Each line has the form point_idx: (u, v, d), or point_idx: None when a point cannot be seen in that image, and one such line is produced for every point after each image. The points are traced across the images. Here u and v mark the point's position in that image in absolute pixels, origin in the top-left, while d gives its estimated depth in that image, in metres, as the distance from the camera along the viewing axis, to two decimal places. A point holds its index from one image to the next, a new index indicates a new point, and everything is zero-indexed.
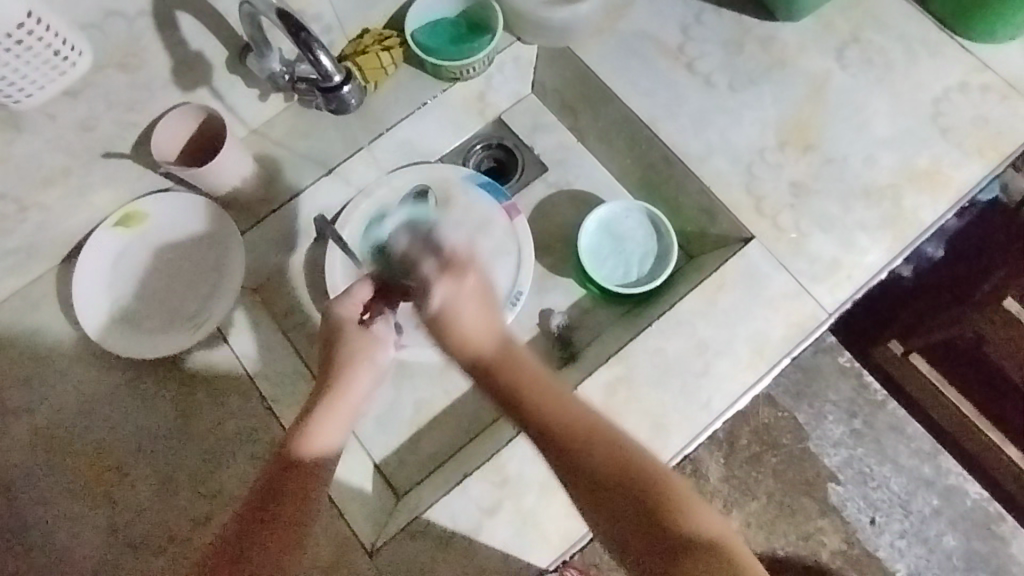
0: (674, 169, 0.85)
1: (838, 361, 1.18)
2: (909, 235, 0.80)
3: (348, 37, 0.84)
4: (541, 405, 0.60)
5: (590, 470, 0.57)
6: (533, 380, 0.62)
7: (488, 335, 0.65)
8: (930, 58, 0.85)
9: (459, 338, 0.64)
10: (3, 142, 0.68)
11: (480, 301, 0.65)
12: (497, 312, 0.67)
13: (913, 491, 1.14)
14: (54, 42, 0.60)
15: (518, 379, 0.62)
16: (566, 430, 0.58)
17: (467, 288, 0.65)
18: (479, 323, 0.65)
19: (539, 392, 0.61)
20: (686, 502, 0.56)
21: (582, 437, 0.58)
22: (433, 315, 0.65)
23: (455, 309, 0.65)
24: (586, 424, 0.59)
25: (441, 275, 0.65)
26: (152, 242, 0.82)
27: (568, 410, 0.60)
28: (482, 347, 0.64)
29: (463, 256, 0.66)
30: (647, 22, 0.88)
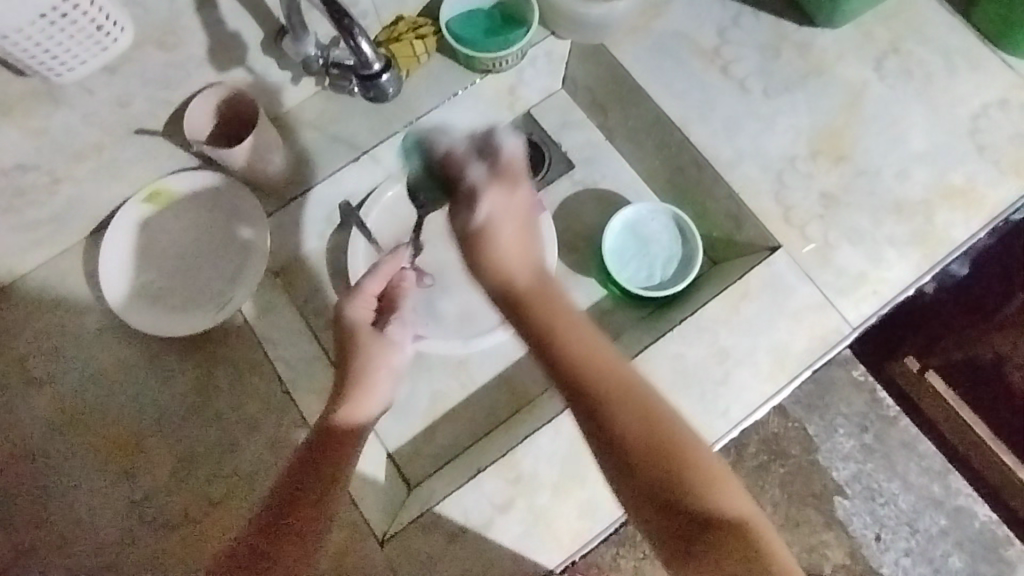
0: (704, 174, 0.84)
1: (852, 374, 1.18)
2: (939, 253, 0.79)
3: (382, 23, 0.83)
4: (574, 346, 0.57)
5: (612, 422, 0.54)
6: (571, 323, 0.58)
7: (525, 266, 0.61)
8: (971, 72, 0.84)
9: (494, 256, 0.61)
10: (39, 115, 0.68)
11: (520, 226, 0.62)
12: (535, 240, 0.64)
13: (920, 509, 1.14)
14: (98, 17, 0.60)
15: (551, 317, 0.58)
16: (594, 380, 0.55)
17: (514, 204, 0.62)
18: (515, 247, 0.61)
19: (572, 333, 0.57)
20: (712, 474, 0.54)
21: (608, 387, 0.55)
22: (473, 227, 0.62)
23: (496, 229, 0.62)
24: (618, 377, 0.56)
25: (490, 181, 0.62)
26: (178, 220, 0.83)
27: (601, 357, 0.56)
28: (515, 275, 0.61)
29: (516, 169, 0.63)
30: (683, 22, 0.87)
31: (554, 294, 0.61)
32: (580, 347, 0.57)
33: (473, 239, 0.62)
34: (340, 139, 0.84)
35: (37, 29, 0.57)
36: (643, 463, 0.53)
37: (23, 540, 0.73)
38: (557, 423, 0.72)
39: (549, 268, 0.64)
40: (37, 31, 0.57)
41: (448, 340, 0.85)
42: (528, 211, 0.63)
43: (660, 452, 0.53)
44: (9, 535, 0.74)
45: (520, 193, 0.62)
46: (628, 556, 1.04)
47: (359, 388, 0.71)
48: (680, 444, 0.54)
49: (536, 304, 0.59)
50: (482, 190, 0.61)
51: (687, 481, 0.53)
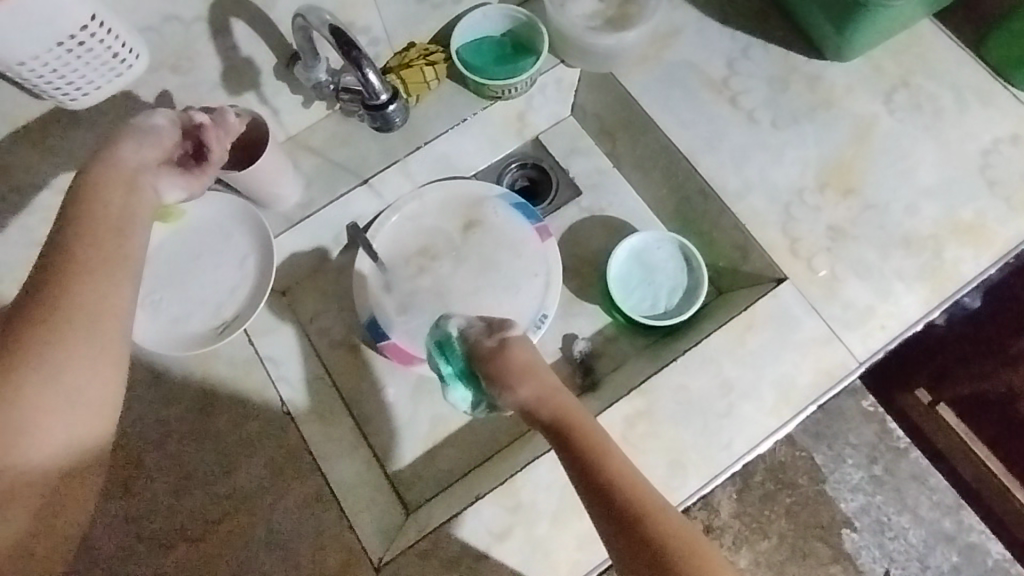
0: (710, 204, 0.84)
1: (862, 405, 1.16)
2: (949, 289, 0.78)
3: (394, 50, 0.85)
4: (608, 462, 0.56)
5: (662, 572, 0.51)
6: (617, 468, 0.56)
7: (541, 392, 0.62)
8: (982, 107, 0.83)
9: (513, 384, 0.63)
10: (54, 135, 0.69)
11: (534, 364, 0.64)
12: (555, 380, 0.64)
13: (932, 546, 1.12)
14: (113, 45, 0.61)
15: (582, 436, 0.58)
16: (647, 537, 0.52)
17: (521, 349, 0.65)
18: (534, 379, 0.63)
19: (607, 454, 0.57)
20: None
21: (648, 541, 0.52)
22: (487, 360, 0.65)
23: (508, 358, 0.64)
24: (669, 530, 0.53)
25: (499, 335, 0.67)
26: (189, 234, 0.84)
27: (631, 475, 0.56)
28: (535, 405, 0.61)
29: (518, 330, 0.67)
30: (692, 53, 0.87)
31: (598, 436, 0.58)
32: (629, 495, 0.54)
33: (490, 375, 0.64)
34: (349, 162, 0.86)
35: (54, 58, 0.58)
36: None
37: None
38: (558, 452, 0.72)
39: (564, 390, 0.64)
40: (54, 58, 0.58)
41: None
42: (535, 359, 0.65)
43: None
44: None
45: (518, 344, 0.66)
46: None
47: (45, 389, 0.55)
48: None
49: (581, 451, 0.57)
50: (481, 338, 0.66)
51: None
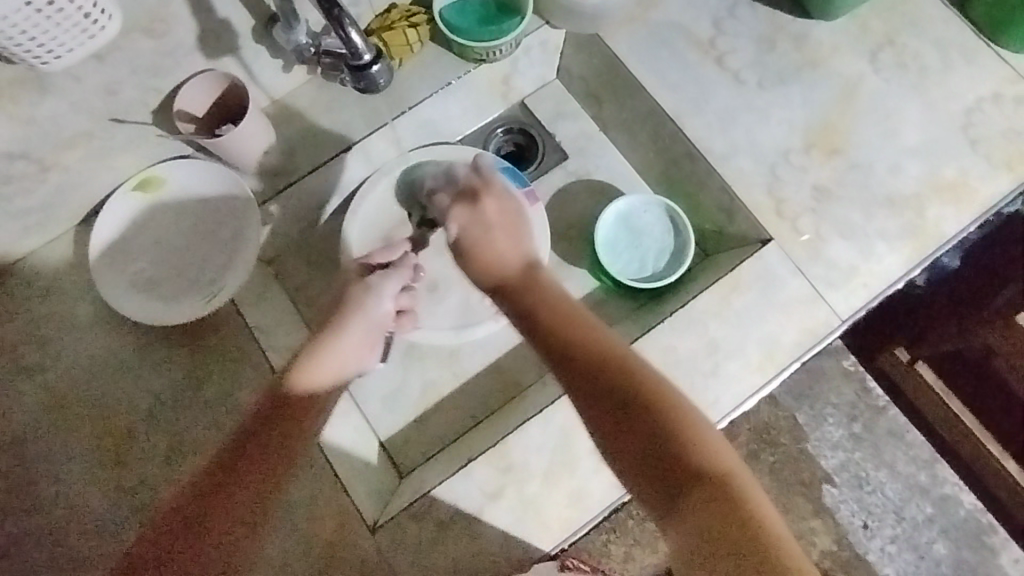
0: (697, 166, 0.84)
1: (843, 364, 1.16)
2: (929, 247, 0.79)
3: (375, 11, 0.82)
4: (566, 330, 0.63)
5: (631, 416, 0.57)
6: (589, 332, 0.62)
7: (514, 261, 0.70)
8: (966, 65, 0.84)
9: (480, 257, 0.71)
10: (27, 103, 0.68)
11: (503, 216, 0.72)
12: (524, 232, 0.73)
13: (907, 498, 1.14)
14: (85, 6, 0.60)
15: (539, 298, 0.66)
16: (655, 425, 0.56)
17: (486, 211, 0.73)
18: (498, 243, 0.71)
19: (572, 324, 0.63)
20: (706, 441, 0.56)
21: (622, 382, 0.58)
22: (456, 243, 0.73)
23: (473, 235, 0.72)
24: (630, 382, 0.58)
25: (459, 201, 0.74)
26: (169, 208, 0.83)
27: (584, 335, 0.62)
28: (506, 272, 0.70)
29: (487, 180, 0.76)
30: (679, 13, 0.86)
31: (574, 308, 0.66)
32: (626, 386, 0.58)
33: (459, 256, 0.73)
34: (334, 128, 0.85)
35: (26, 20, 0.57)
36: (649, 452, 0.55)
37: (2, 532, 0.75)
38: (547, 414, 0.73)
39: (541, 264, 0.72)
40: (24, 18, 0.57)
41: (442, 330, 0.86)
42: (513, 216, 0.73)
43: (665, 439, 0.55)
44: None
45: (486, 202, 0.73)
46: (618, 543, 1.05)
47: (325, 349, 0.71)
48: (683, 426, 0.56)
49: (555, 325, 0.64)
50: (456, 206, 0.74)
51: (687, 448, 0.55)
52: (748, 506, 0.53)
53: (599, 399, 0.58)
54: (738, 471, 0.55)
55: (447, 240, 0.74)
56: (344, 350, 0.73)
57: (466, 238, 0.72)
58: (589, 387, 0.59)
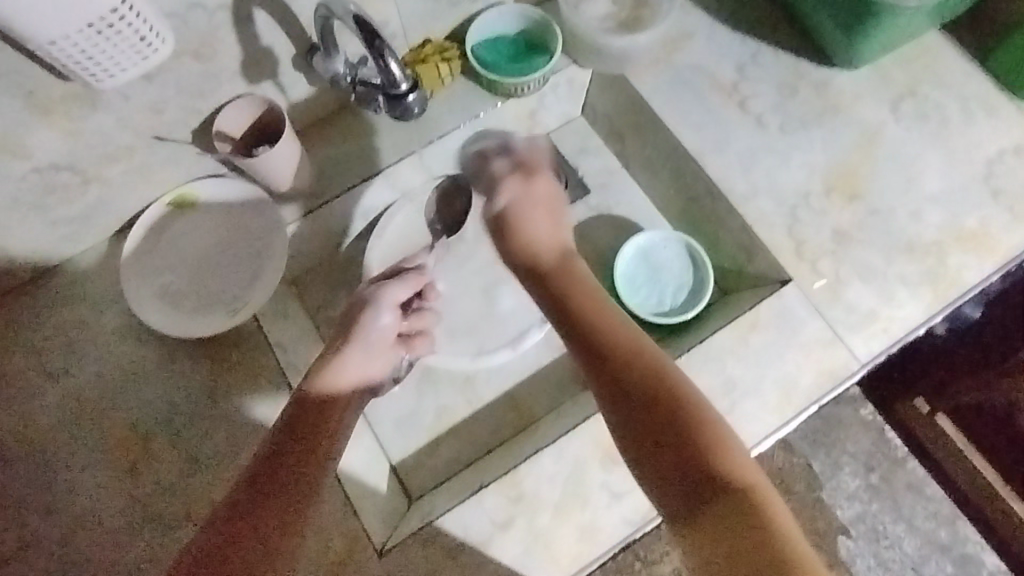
0: (717, 205, 0.85)
1: (861, 414, 1.14)
2: (951, 294, 0.79)
3: (410, 45, 0.86)
4: (602, 334, 0.65)
5: (643, 403, 0.59)
6: (647, 355, 0.62)
7: (551, 251, 0.77)
8: (987, 118, 0.85)
9: (522, 239, 0.78)
10: (77, 117, 0.71)
11: (543, 206, 0.81)
12: (564, 229, 0.80)
13: (926, 555, 1.10)
14: (142, 29, 0.63)
15: (572, 296, 0.70)
16: (672, 402, 0.58)
17: (533, 190, 0.81)
18: (546, 232, 0.79)
19: (605, 319, 0.67)
20: (725, 448, 0.55)
21: (671, 418, 0.57)
22: (499, 216, 0.81)
23: (520, 213, 0.80)
24: (684, 417, 0.57)
25: (512, 174, 0.82)
26: (199, 223, 0.85)
27: (616, 335, 0.65)
28: (541, 258, 0.76)
29: (537, 161, 0.83)
30: (703, 56, 0.89)
31: (610, 311, 0.68)
32: (645, 380, 0.60)
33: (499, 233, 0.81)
34: (364, 153, 0.88)
35: (85, 38, 0.60)
36: (671, 452, 0.56)
37: (10, 534, 0.75)
38: (561, 444, 0.72)
39: (576, 255, 0.78)
40: (84, 38, 0.60)
41: (459, 357, 0.87)
42: (556, 201, 0.82)
43: (682, 440, 0.56)
44: (5, 512, 0.76)
45: (537, 177, 0.82)
46: None
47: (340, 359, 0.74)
48: (709, 437, 0.56)
49: (585, 316, 0.68)
50: (501, 180, 0.82)
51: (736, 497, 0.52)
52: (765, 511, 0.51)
53: (648, 431, 0.57)
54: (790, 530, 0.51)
55: (490, 211, 0.83)
56: (351, 366, 0.75)
57: (510, 210, 0.81)
58: (619, 373, 0.61)
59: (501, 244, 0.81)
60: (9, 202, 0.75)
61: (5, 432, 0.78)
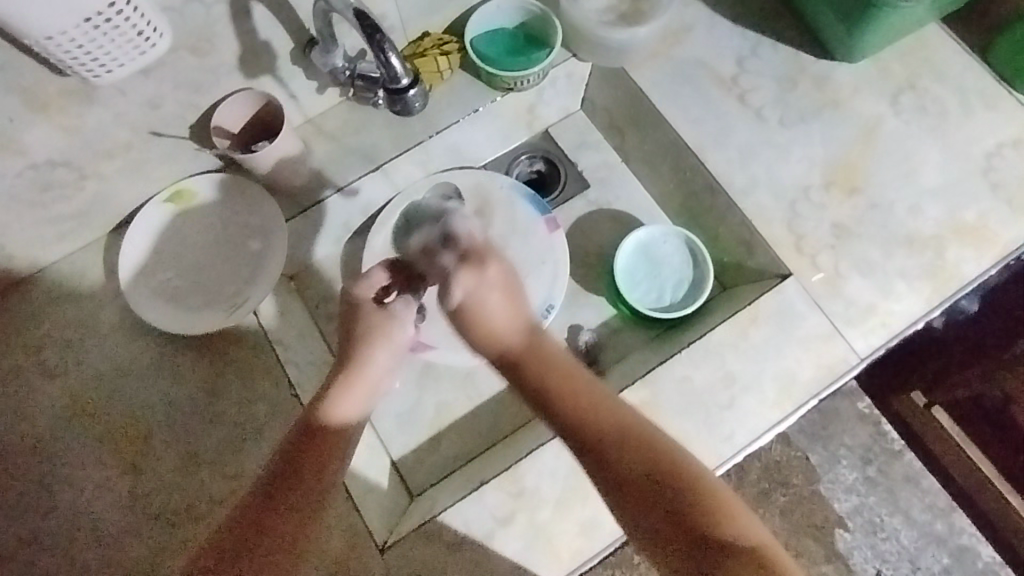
0: (717, 200, 0.85)
1: (856, 407, 1.15)
2: (950, 288, 0.79)
3: (408, 38, 0.86)
4: (566, 405, 0.62)
5: (632, 476, 0.57)
6: (599, 408, 0.61)
7: (514, 335, 0.69)
8: (986, 112, 0.85)
9: (483, 334, 0.70)
10: (73, 113, 0.71)
11: (505, 291, 0.72)
12: (523, 303, 0.72)
13: (923, 547, 1.10)
14: (139, 23, 0.62)
15: (542, 375, 0.66)
16: (664, 477, 0.56)
17: (489, 278, 0.72)
18: (503, 319, 0.70)
19: (570, 390, 0.64)
20: (729, 514, 0.55)
21: (645, 465, 0.57)
22: (456, 310, 0.72)
23: (481, 299, 0.71)
24: (646, 455, 0.58)
25: (461, 267, 0.72)
26: (197, 219, 0.85)
27: (590, 403, 0.62)
28: (505, 345, 0.69)
29: (483, 250, 0.73)
30: (703, 49, 0.88)
31: (576, 379, 0.65)
32: (628, 455, 0.58)
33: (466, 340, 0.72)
34: (363, 148, 0.88)
35: (81, 33, 0.59)
36: (672, 522, 0.54)
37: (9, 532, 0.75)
38: (562, 439, 0.72)
39: (543, 331, 0.72)
40: (81, 33, 0.59)
41: (459, 353, 0.86)
42: (514, 281, 0.73)
43: (682, 509, 0.55)
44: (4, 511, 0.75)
45: (490, 270, 0.72)
46: None
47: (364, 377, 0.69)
48: (706, 503, 0.55)
49: (552, 398, 0.63)
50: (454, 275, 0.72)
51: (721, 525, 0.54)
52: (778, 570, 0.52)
53: (625, 485, 0.57)
54: (769, 543, 0.55)
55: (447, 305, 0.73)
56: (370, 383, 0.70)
57: (468, 305, 0.71)
58: (605, 456, 0.58)
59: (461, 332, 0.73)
60: (7, 199, 0.75)
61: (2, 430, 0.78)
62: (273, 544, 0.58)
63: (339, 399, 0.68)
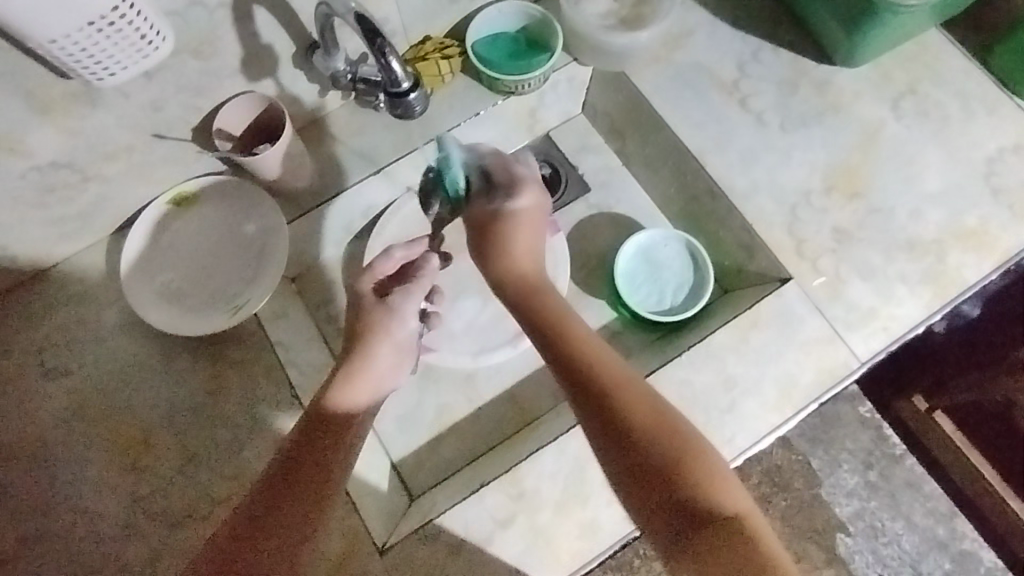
0: (718, 204, 0.85)
1: (858, 411, 1.13)
2: (951, 292, 0.79)
3: (410, 42, 0.86)
4: (572, 344, 0.62)
5: (623, 428, 0.57)
6: (602, 358, 0.61)
7: (528, 261, 0.71)
8: (987, 117, 0.85)
9: (503, 246, 0.71)
10: (76, 116, 0.71)
11: (528, 239, 0.72)
12: (535, 253, 0.72)
13: (924, 552, 1.09)
14: (142, 27, 0.62)
15: (553, 318, 0.65)
16: (654, 434, 0.56)
17: (524, 211, 0.72)
18: (523, 248, 0.71)
19: (575, 337, 0.63)
20: (716, 484, 0.55)
21: (638, 421, 0.57)
22: (488, 215, 0.73)
23: (513, 225, 0.72)
24: (644, 414, 0.57)
25: (505, 212, 0.72)
26: (200, 221, 0.85)
27: (592, 351, 0.62)
28: (524, 268, 0.71)
29: (511, 203, 0.72)
30: (704, 54, 0.89)
31: (584, 330, 0.64)
32: (628, 406, 0.58)
33: (480, 245, 0.73)
34: (365, 151, 0.88)
35: (85, 36, 0.60)
36: (656, 479, 0.54)
37: (9, 532, 0.75)
38: (562, 442, 0.73)
39: (549, 280, 0.72)
40: (85, 36, 0.60)
41: (458, 357, 0.87)
42: (541, 216, 0.74)
43: (669, 470, 0.55)
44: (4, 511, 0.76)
45: (522, 199, 0.73)
46: None
47: (365, 368, 0.70)
48: (696, 465, 0.55)
49: (553, 330, 0.64)
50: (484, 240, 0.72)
51: (698, 491, 0.54)
52: (755, 543, 0.52)
53: (618, 444, 0.56)
54: (752, 517, 0.54)
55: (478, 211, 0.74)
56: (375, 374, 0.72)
57: (503, 212, 0.72)
58: (602, 403, 0.58)
59: (479, 239, 0.74)
60: (9, 200, 0.75)
61: (4, 430, 0.78)
62: (276, 529, 0.58)
63: (342, 392, 0.69)
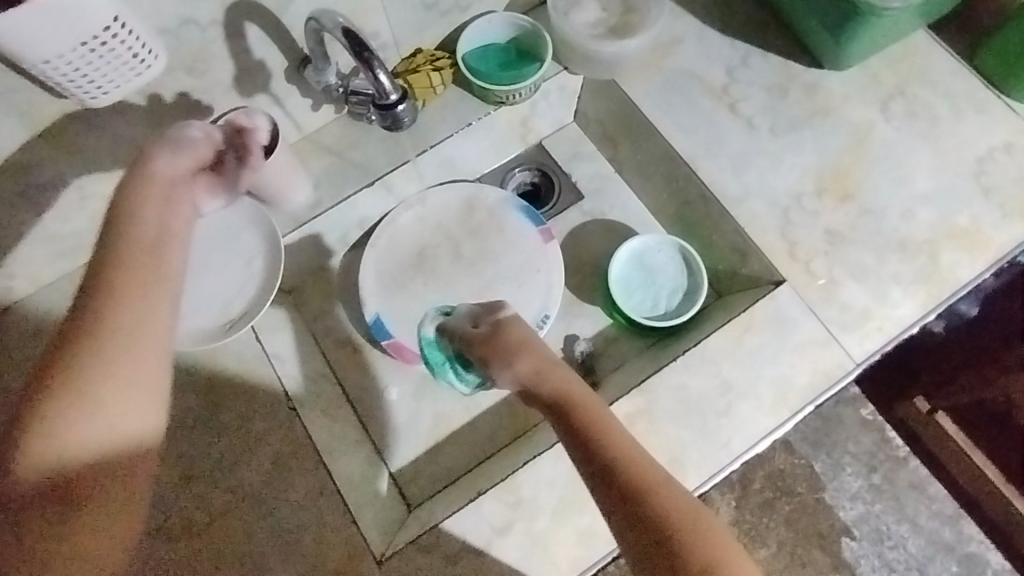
0: (711, 208, 0.86)
1: (861, 413, 1.14)
2: (944, 292, 0.79)
3: (402, 55, 0.87)
4: (602, 437, 0.55)
5: (651, 531, 0.51)
6: (633, 451, 0.54)
7: (537, 361, 0.61)
8: (977, 117, 0.85)
9: (510, 351, 0.62)
10: (73, 135, 0.72)
11: (537, 348, 0.62)
12: (554, 362, 0.61)
13: (931, 555, 1.09)
14: (134, 46, 0.63)
15: (580, 410, 0.57)
16: (689, 543, 0.51)
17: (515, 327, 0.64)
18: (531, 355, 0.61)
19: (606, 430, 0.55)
20: None
21: (673, 522, 0.51)
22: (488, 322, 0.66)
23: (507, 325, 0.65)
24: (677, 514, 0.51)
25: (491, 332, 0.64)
26: (196, 235, 0.86)
27: (622, 443, 0.55)
28: (538, 378, 0.60)
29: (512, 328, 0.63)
30: (693, 61, 0.89)
31: (614, 425, 0.56)
32: (664, 506, 0.52)
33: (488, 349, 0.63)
34: (360, 164, 0.89)
35: (78, 57, 0.61)
36: None
37: None
38: (558, 448, 0.73)
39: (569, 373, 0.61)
40: (78, 57, 0.61)
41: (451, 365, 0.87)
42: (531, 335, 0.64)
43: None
44: None
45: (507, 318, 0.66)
46: None
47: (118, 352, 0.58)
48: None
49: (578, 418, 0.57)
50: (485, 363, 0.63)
51: None
52: None
53: (647, 543, 0.51)
54: None
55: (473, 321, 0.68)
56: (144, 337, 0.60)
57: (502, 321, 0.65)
58: (636, 505, 0.52)
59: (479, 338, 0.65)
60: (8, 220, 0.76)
61: None
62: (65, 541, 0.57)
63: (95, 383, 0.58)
